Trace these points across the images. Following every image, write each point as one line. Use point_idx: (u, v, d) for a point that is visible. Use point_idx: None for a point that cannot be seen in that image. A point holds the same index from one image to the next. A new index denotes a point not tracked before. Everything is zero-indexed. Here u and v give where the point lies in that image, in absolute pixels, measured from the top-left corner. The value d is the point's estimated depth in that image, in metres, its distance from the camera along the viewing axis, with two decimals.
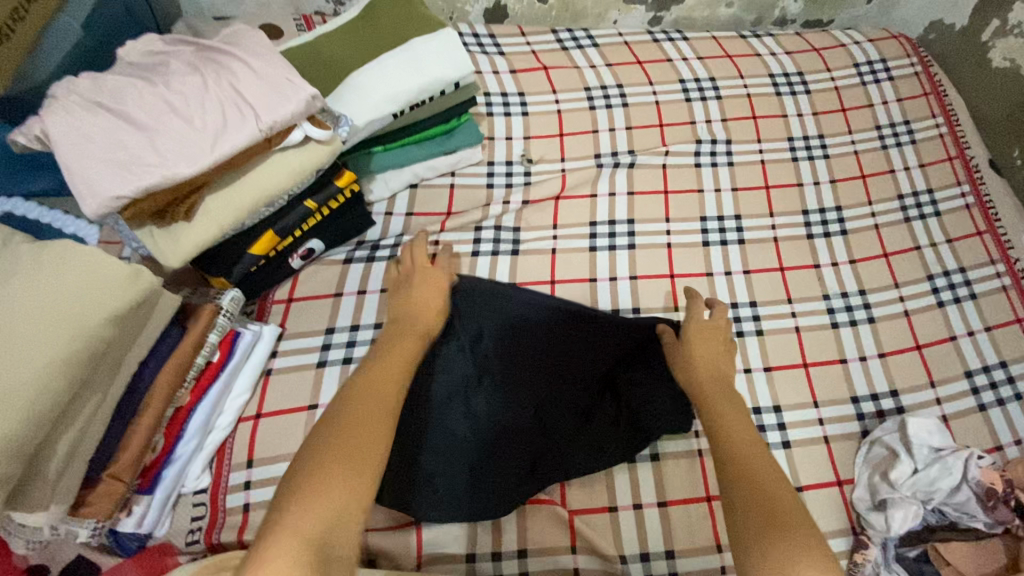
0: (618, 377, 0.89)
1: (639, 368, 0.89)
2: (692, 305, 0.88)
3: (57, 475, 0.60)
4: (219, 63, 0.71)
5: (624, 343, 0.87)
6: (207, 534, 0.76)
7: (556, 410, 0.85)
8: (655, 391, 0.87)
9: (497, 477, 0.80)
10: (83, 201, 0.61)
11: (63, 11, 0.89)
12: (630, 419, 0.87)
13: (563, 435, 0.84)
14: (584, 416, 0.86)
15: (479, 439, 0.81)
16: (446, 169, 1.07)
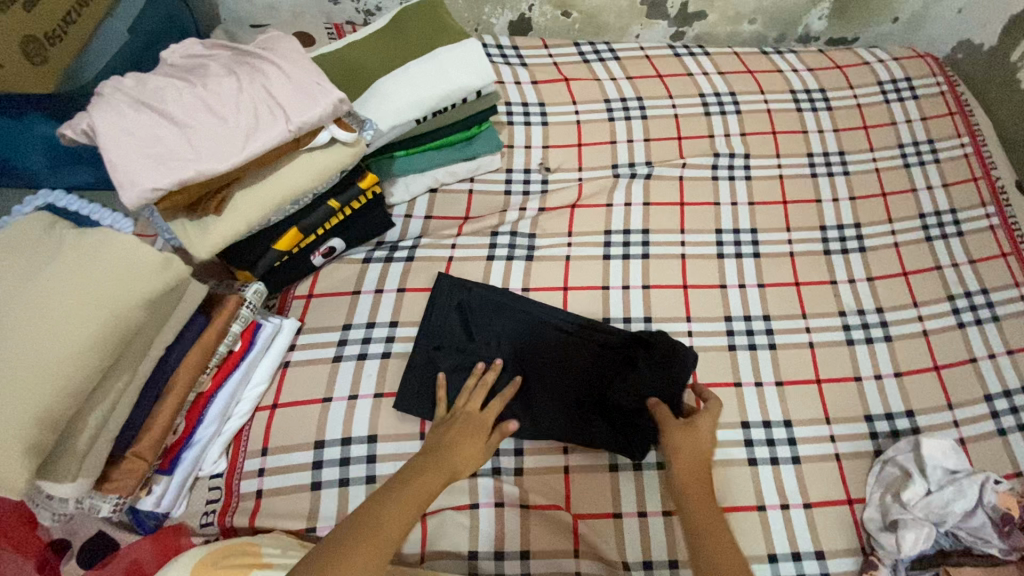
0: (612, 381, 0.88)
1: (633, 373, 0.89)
2: (706, 418, 0.82)
3: (85, 450, 0.62)
4: (254, 67, 0.74)
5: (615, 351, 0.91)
6: (221, 517, 0.79)
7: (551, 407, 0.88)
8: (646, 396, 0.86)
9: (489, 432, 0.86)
10: (122, 191, 0.65)
11: (111, 16, 0.96)
12: (623, 426, 0.87)
13: (558, 424, 0.87)
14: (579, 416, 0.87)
15: None
16: (466, 175, 1.10)
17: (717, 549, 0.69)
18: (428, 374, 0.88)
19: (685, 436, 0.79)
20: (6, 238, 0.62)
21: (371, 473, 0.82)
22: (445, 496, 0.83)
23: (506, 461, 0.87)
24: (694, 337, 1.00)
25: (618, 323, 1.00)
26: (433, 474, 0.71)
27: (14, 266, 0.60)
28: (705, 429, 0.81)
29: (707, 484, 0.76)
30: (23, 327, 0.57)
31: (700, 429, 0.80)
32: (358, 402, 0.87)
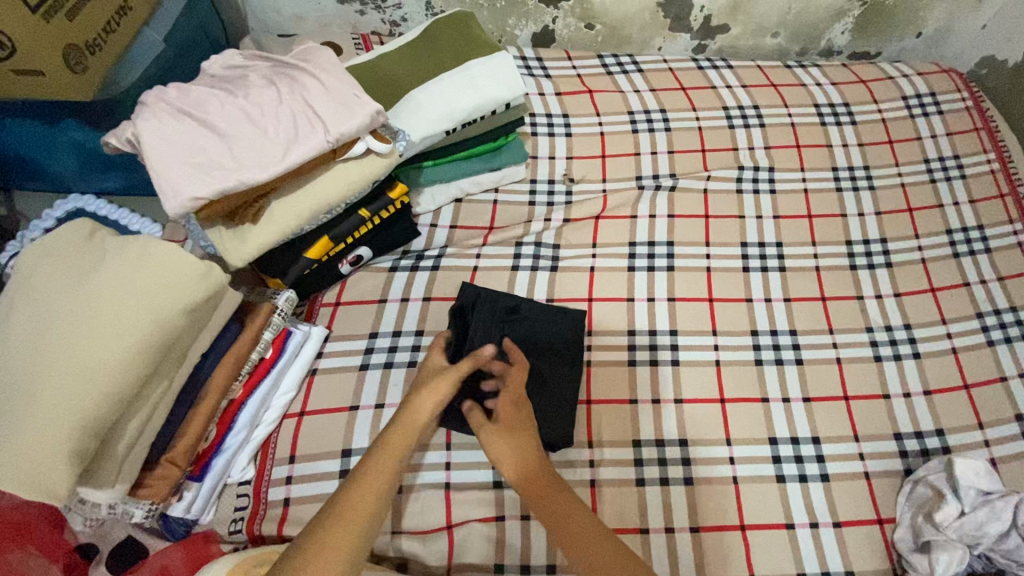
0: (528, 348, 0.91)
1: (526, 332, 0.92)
2: (505, 399, 0.74)
3: (124, 455, 0.63)
4: (294, 78, 0.75)
5: (504, 317, 0.94)
6: (249, 525, 0.78)
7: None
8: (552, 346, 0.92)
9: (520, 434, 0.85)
10: (165, 199, 0.65)
11: (148, 26, 0.98)
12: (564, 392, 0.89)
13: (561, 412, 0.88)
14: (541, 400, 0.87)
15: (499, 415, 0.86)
16: (491, 185, 1.11)
17: (587, 540, 0.63)
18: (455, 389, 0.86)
19: (502, 439, 0.71)
20: (51, 246, 0.63)
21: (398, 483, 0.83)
22: (471, 507, 0.82)
23: None
24: (721, 351, 0.99)
25: (643, 335, 1.00)
26: (402, 437, 0.65)
27: (59, 274, 0.61)
28: (515, 414, 0.73)
29: (537, 480, 0.68)
30: (67, 334, 0.57)
31: (509, 419, 0.73)
32: (384, 411, 0.86)
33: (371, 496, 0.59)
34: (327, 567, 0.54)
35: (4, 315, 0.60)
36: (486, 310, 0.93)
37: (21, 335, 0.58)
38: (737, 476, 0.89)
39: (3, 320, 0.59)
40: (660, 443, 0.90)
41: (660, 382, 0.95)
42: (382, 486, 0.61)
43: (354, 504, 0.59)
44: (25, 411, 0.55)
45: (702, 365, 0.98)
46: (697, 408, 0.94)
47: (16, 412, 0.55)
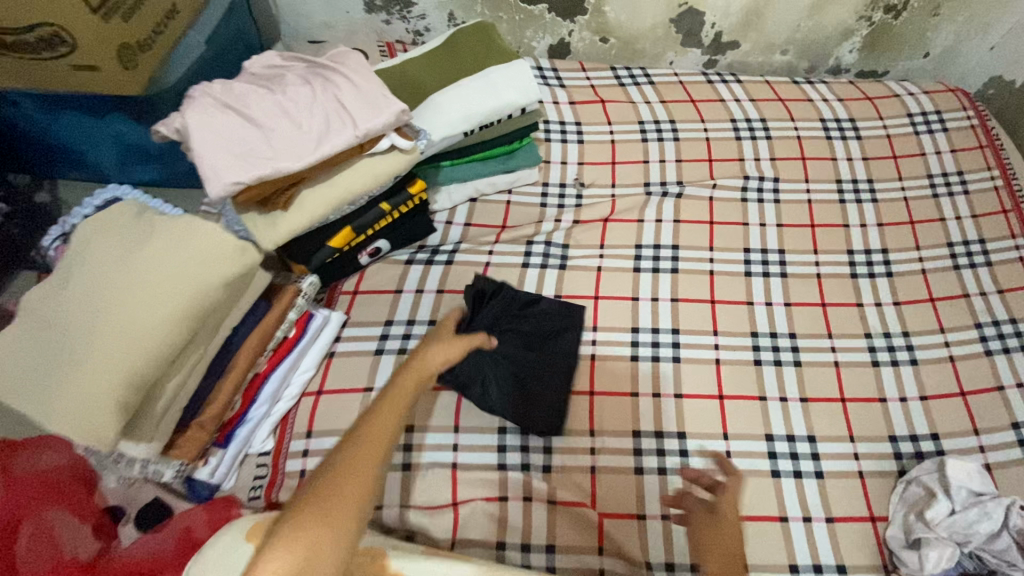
0: (542, 338, 0.97)
1: (542, 326, 0.98)
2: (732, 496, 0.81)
3: (162, 411, 0.68)
4: (327, 78, 0.82)
5: (526, 303, 0.99)
6: (268, 492, 0.83)
7: (519, 388, 0.92)
8: (559, 338, 0.98)
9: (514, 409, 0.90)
10: (207, 182, 0.71)
11: (192, 30, 1.06)
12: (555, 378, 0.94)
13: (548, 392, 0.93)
14: (543, 389, 0.93)
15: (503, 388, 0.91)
16: (504, 187, 1.17)
17: None
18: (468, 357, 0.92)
19: (708, 533, 0.78)
20: (101, 220, 0.69)
21: (407, 460, 0.88)
22: (475, 487, 0.87)
23: (535, 458, 0.91)
24: (721, 350, 1.03)
25: (646, 333, 1.04)
26: (392, 411, 0.64)
27: (110, 246, 0.67)
28: (729, 513, 0.79)
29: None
30: (119, 297, 0.63)
31: (721, 514, 0.79)
32: None
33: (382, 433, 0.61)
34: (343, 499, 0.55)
35: (59, 281, 0.65)
36: (509, 295, 0.98)
37: (74, 299, 0.63)
38: (733, 469, 0.92)
39: (57, 286, 0.65)
40: (659, 435, 0.94)
41: (661, 378, 0.99)
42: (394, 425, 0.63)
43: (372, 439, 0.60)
44: (79, 365, 0.60)
45: (702, 363, 1.01)
46: (697, 403, 0.97)
47: (72, 366, 0.60)
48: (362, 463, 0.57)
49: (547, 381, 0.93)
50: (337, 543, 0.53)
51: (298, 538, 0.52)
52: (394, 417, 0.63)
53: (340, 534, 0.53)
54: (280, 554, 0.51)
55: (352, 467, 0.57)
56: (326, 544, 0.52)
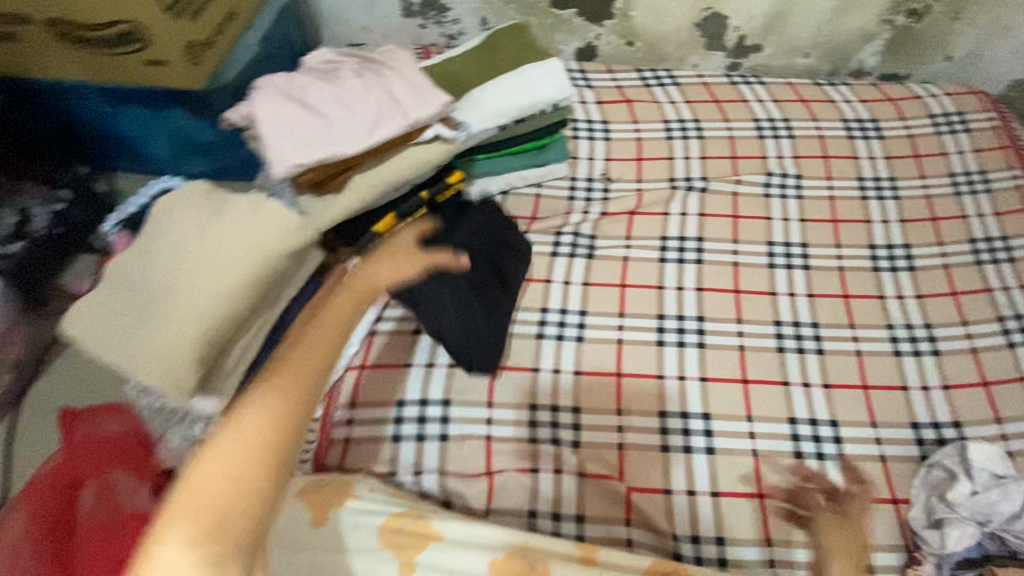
0: (498, 274, 1.03)
1: (502, 262, 1.05)
2: (854, 503, 0.89)
3: (231, 369, 0.75)
4: (379, 71, 0.89)
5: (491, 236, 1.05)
6: (317, 454, 0.91)
7: (471, 314, 0.95)
8: (507, 281, 1.04)
9: (459, 335, 0.95)
10: (274, 165, 0.79)
11: (247, 32, 1.14)
12: (495, 317, 0.99)
13: (491, 326, 0.98)
14: (493, 324, 0.98)
15: (453, 314, 0.94)
16: (534, 180, 1.22)
17: None
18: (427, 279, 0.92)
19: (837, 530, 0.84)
20: (177, 197, 0.76)
21: (444, 431, 0.93)
22: (508, 458, 0.92)
23: (565, 433, 0.95)
24: (745, 337, 1.06)
25: (671, 320, 1.07)
26: (300, 364, 0.63)
27: (185, 220, 0.73)
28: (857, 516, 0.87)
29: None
30: (195, 267, 0.70)
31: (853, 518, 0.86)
32: (434, 369, 0.98)
33: (295, 373, 0.62)
34: (250, 442, 0.56)
35: (142, 251, 0.72)
36: (482, 224, 1.05)
37: (156, 269, 0.70)
38: (757, 449, 0.95)
39: (140, 253, 0.72)
40: (685, 416, 0.97)
41: (686, 362, 1.03)
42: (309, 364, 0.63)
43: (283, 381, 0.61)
44: (162, 328, 0.67)
45: (726, 349, 1.05)
46: (722, 387, 1.00)
47: (156, 329, 0.67)
48: (263, 418, 0.57)
49: (495, 317, 0.99)
50: (243, 499, 0.54)
51: (200, 496, 0.53)
52: (301, 370, 0.62)
53: (247, 488, 0.54)
54: (185, 513, 0.52)
55: (254, 421, 0.57)
56: (229, 501, 0.53)
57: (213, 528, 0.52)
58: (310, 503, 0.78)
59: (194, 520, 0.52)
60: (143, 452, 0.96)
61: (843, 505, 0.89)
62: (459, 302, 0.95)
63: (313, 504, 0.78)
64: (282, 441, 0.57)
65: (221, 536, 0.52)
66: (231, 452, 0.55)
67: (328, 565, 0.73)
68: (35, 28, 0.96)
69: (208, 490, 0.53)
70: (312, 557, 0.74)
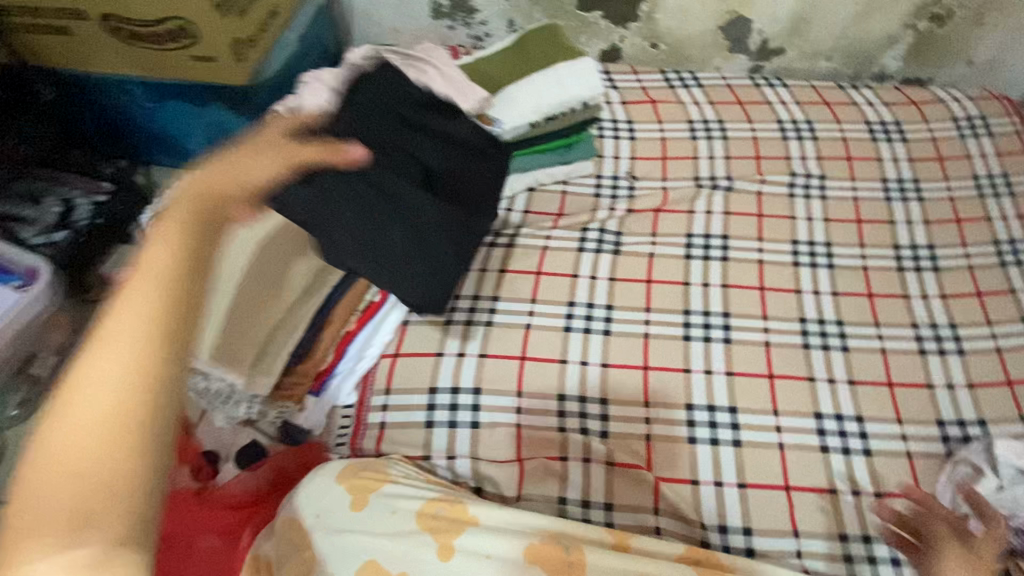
0: (447, 193, 0.87)
1: (451, 180, 0.88)
2: (985, 542, 0.79)
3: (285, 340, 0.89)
4: (419, 69, 0.98)
5: (401, 125, 0.86)
6: (353, 439, 0.93)
7: (412, 242, 0.81)
8: (465, 204, 0.88)
9: (401, 267, 0.80)
10: None
11: (286, 31, 1.17)
12: (451, 248, 0.84)
13: (440, 256, 0.83)
14: (415, 228, 0.81)
15: (390, 241, 0.79)
16: (561, 177, 1.24)
17: None
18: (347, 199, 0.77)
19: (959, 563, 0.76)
20: None
21: (475, 419, 0.96)
22: (538, 447, 0.94)
23: (593, 423, 0.97)
24: (771, 333, 1.08)
25: (697, 315, 1.09)
26: (156, 264, 0.41)
27: None
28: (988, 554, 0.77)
29: None
30: None
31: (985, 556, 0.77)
32: (465, 358, 1.00)
33: (145, 293, 0.40)
34: (102, 405, 0.36)
35: None
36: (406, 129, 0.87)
37: None
38: (783, 443, 0.96)
39: None
40: (711, 409, 0.99)
41: (712, 356, 1.04)
42: (169, 275, 0.41)
43: (133, 306, 0.39)
44: None
45: (751, 344, 1.06)
46: (748, 382, 1.02)
47: None
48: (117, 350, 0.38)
49: (420, 221, 0.82)
50: (123, 472, 0.36)
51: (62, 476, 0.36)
52: (159, 275, 0.41)
53: (125, 448, 0.36)
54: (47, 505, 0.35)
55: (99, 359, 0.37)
56: (101, 477, 0.36)
57: (85, 517, 0.35)
58: (350, 487, 0.81)
59: (52, 530, 0.35)
60: None
61: (974, 545, 0.79)
62: (396, 225, 0.80)
63: (353, 487, 0.81)
64: (158, 378, 0.38)
65: (100, 529, 0.35)
66: (80, 423, 0.36)
67: (369, 546, 0.75)
68: (89, 23, 1.01)
69: (61, 486, 0.35)
70: (353, 538, 0.76)
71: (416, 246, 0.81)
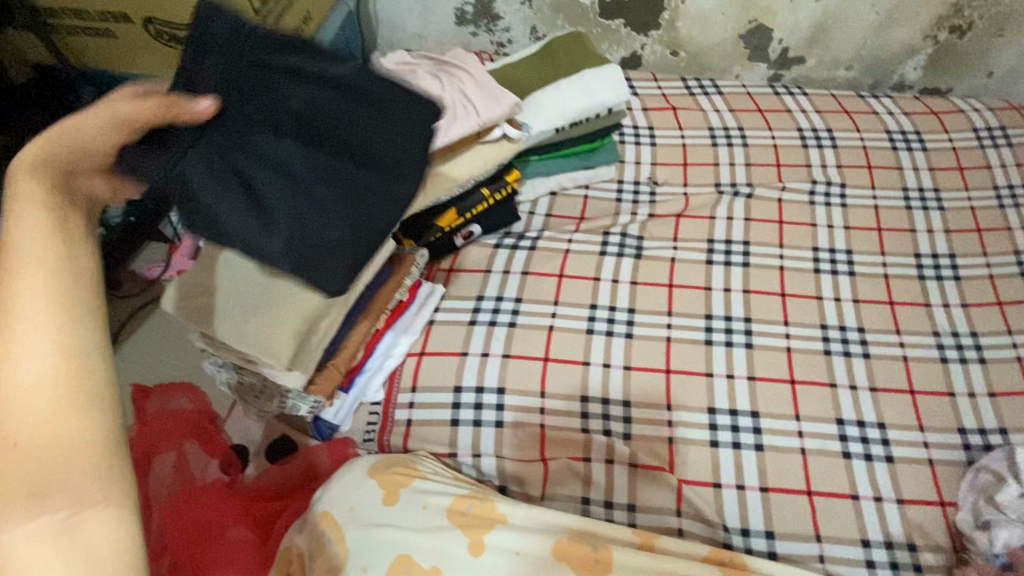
0: (348, 149, 0.72)
1: (352, 133, 0.73)
2: None
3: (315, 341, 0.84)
4: (453, 76, 1.00)
5: (285, 75, 0.71)
6: (380, 436, 0.96)
7: (306, 217, 0.69)
8: (371, 159, 0.73)
9: (297, 245, 0.69)
10: None
11: (318, 36, 1.20)
12: (354, 213, 0.72)
13: (342, 227, 0.71)
14: (308, 198, 0.69)
15: (278, 218, 0.68)
16: (583, 182, 1.26)
17: None
18: (220, 174, 0.66)
19: None
20: None
21: (499, 418, 0.97)
22: (562, 447, 0.95)
23: (616, 425, 0.98)
24: (792, 339, 1.08)
25: (719, 320, 1.10)
26: (29, 248, 0.39)
27: None
28: None
29: None
30: None
31: None
32: (489, 359, 1.02)
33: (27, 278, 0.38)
34: (37, 392, 0.36)
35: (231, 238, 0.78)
36: (278, 73, 0.71)
37: None
38: (805, 448, 0.97)
39: None
40: (733, 413, 1.00)
41: (734, 361, 1.05)
42: (51, 251, 0.39)
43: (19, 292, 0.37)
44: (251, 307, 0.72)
45: (773, 350, 1.07)
46: (770, 387, 1.03)
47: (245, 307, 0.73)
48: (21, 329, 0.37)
49: (314, 189, 0.70)
50: (69, 439, 0.36)
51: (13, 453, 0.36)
52: (38, 261, 0.38)
53: (72, 419, 0.37)
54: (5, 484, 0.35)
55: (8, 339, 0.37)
56: (56, 446, 0.36)
57: (46, 488, 0.35)
58: (382, 482, 0.83)
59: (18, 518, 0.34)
60: (212, 427, 1.03)
61: None
62: (280, 194, 0.68)
63: (383, 482, 0.83)
64: (78, 351, 0.38)
65: (70, 497, 0.35)
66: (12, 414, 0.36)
67: (399, 541, 0.76)
68: (131, 25, 1.04)
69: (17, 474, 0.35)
70: (384, 531, 0.77)
71: (315, 219, 0.69)
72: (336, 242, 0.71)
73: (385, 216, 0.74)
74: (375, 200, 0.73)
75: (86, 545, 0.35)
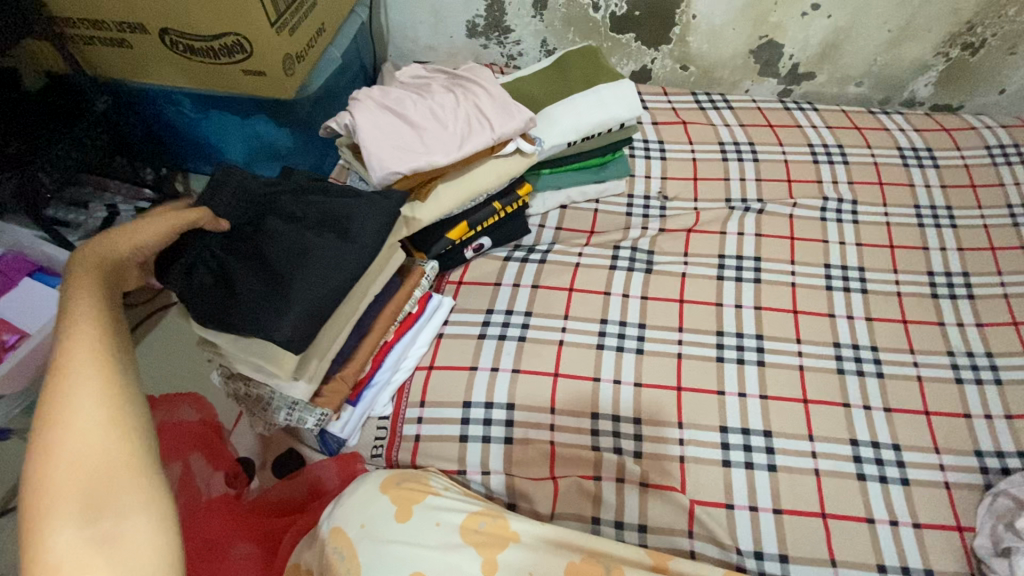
0: (325, 234, 0.78)
1: (330, 221, 0.80)
2: None
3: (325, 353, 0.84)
4: (467, 89, 1.00)
5: (267, 186, 0.82)
6: (387, 451, 0.96)
7: (279, 295, 0.73)
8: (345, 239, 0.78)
9: (268, 319, 0.71)
10: (374, 169, 0.89)
11: (330, 47, 1.21)
12: (325, 287, 0.75)
13: (313, 300, 0.73)
14: (273, 274, 0.74)
15: (255, 299, 0.72)
16: (593, 196, 1.26)
17: None
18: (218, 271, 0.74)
19: None
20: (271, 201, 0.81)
21: (508, 434, 0.96)
22: (572, 464, 0.94)
23: (627, 443, 0.97)
24: (804, 357, 1.07)
25: (731, 337, 1.09)
26: (88, 328, 0.49)
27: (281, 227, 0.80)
28: None
29: None
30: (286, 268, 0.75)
31: None
32: (498, 374, 1.01)
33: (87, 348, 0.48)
34: (94, 437, 0.45)
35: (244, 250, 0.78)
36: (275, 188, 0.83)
37: None
38: (819, 469, 0.96)
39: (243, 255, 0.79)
40: (746, 432, 0.98)
41: (745, 378, 1.04)
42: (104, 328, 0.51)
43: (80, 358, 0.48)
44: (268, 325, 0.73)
45: (784, 367, 1.06)
46: (782, 405, 1.02)
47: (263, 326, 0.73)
48: (81, 379, 0.46)
49: (280, 266, 0.74)
50: (127, 468, 0.45)
51: (73, 476, 0.44)
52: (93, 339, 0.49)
53: (127, 445, 0.46)
54: (62, 500, 0.43)
55: (66, 388, 0.46)
56: (105, 465, 0.45)
57: (106, 502, 0.44)
58: (395, 498, 0.82)
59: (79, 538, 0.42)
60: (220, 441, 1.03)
61: None
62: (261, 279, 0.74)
63: (397, 497, 0.82)
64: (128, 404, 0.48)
65: (119, 512, 0.44)
66: (78, 452, 0.44)
67: (411, 558, 0.75)
68: (147, 35, 1.03)
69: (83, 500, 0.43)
70: (397, 548, 0.76)
71: (277, 295, 0.72)
72: (308, 314, 0.73)
73: (342, 282, 0.76)
74: (346, 276, 0.77)
75: (127, 547, 0.43)
